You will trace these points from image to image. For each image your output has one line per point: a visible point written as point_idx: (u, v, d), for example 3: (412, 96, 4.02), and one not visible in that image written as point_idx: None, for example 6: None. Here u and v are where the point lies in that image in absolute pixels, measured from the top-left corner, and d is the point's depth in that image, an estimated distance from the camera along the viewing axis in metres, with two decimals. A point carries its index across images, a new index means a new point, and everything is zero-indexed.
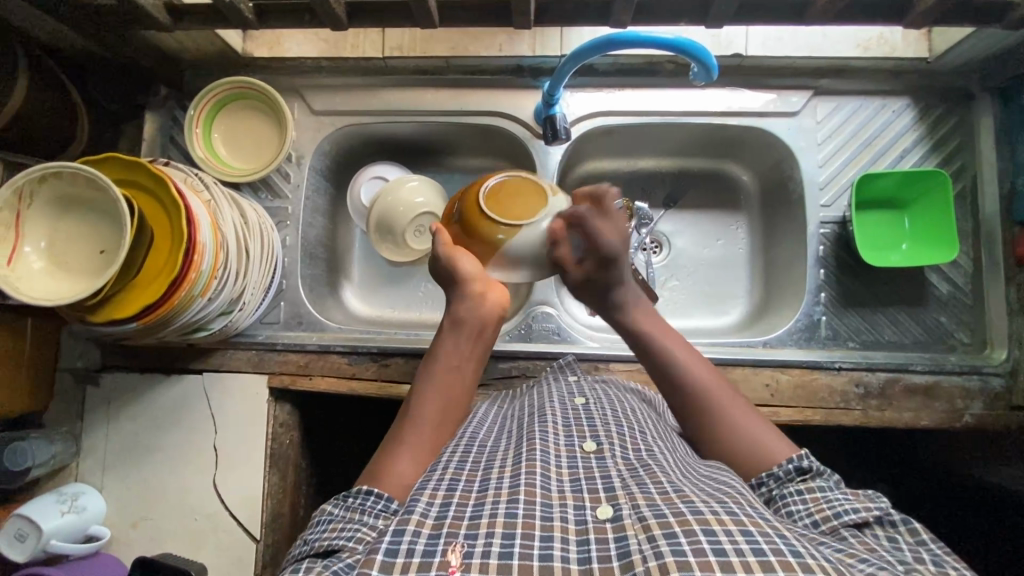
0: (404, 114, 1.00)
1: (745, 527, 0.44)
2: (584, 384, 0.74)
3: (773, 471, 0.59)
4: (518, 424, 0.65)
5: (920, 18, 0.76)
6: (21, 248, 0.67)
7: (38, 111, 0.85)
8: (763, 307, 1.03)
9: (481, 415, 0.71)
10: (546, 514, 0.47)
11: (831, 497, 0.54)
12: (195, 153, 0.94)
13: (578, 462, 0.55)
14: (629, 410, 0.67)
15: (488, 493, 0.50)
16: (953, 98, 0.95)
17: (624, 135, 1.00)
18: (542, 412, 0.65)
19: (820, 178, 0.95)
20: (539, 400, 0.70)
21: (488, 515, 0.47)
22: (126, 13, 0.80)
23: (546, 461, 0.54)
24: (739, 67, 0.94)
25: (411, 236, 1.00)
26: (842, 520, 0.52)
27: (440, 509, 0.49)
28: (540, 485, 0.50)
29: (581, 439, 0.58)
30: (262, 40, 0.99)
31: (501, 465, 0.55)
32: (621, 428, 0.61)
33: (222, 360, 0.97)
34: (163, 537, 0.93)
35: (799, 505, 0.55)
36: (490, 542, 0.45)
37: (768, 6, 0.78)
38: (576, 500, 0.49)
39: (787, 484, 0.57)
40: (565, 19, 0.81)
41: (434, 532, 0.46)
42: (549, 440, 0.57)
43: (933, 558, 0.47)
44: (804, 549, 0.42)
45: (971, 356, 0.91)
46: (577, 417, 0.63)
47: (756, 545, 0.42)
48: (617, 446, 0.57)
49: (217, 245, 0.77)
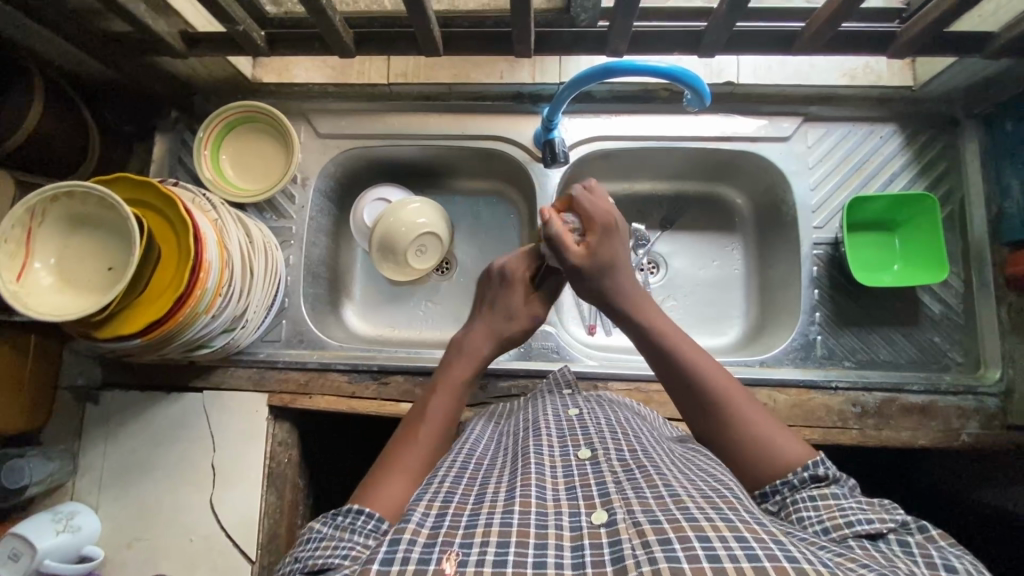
0: (407, 137, 1.03)
1: (740, 533, 0.44)
2: (579, 397, 0.75)
3: (787, 478, 0.58)
4: (513, 436, 0.66)
5: (903, 50, 0.80)
6: (31, 264, 0.69)
7: (51, 133, 0.88)
8: (760, 327, 1.04)
9: (478, 429, 0.72)
10: (541, 522, 0.48)
11: (845, 506, 0.53)
12: (203, 174, 0.97)
13: (573, 470, 0.56)
14: (622, 420, 0.68)
15: (483, 505, 0.51)
16: (939, 125, 0.98)
17: (621, 159, 1.04)
18: (536, 425, 0.66)
19: (813, 201, 0.97)
20: (534, 412, 0.71)
21: (483, 525, 0.47)
22: (142, 40, 0.83)
23: (542, 471, 0.55)
24: (731, 94, 0.98)
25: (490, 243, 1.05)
26: (854, 529, 0.51)
27: (435, 520, 0.50)
28: (536, 495, 0.51)
29: (575, 449, 0.59)
30: (272, 67, 1.02)
31: (497, 480, 0.56)
32: (616, 436, 0.62)
33: (223, 377, 0.97)
34: (157, 558, 0.91)
35: (810, 512, 0.54)
36: (485, 551, 0.45)
37: (757, 35, 0.80)
38: (571, 508, 0.50)
39: (799, 491, 0.57)
40: (563, 49, 0.85)
41: (429, 540, 0.47)
42: (544, 452, 0.58)
43: (945, 563, 0.46)
44: (800, 554, 0.43)
45: (965, 376, 0.92)
46: (571, 429, 0.64)
47: (750, 551, 0.42)
48: (611, 453, 0.58)
49: (223, 263, 0.79)
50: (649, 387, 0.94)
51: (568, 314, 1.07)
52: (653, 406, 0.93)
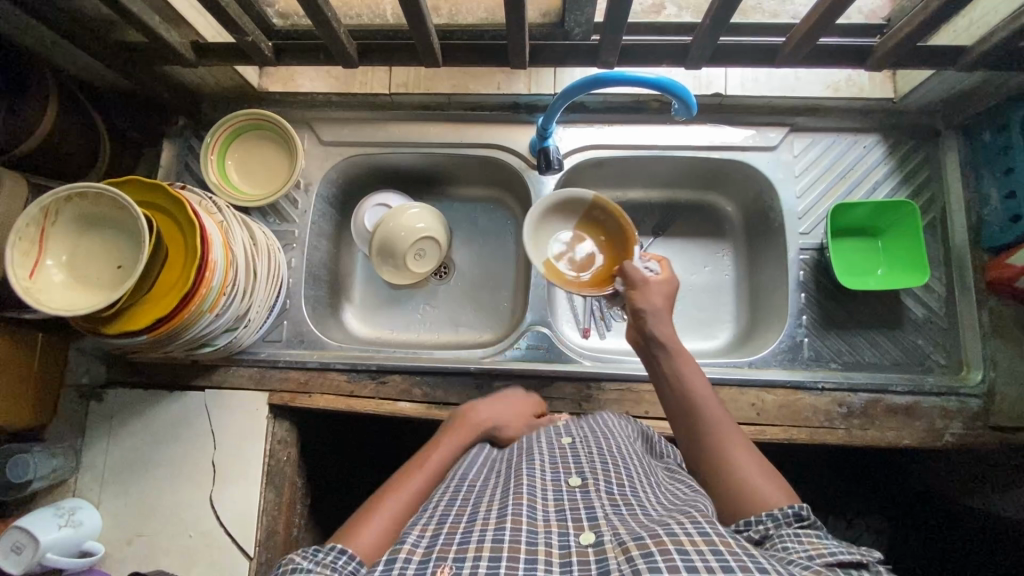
0: (407, 145, 1.07)
1: (716, 547, 0.47)
2: (571, 426, 0.77)
3: (771, 511, 0.59)
4: (506, 463, 0.69)
5: (880, 62, 0.84)
6: (43, 261, 0.72)
7: (64, 137, 0.91)
8: (750, 330, 1.07)
9: (472, 458, 0.74)
10: (531, 539, 0.50)
11: (827, 544, 0.54)
12: (209, 179, 1.00)
13: (563, 495, 0.58)
14: (613, 449, 0.70)
15: (476, 522, 0.53)
16: (921, 136, 1.01)
17: (614, 167, 1.07)
18: (529, 452, 0.68)
19: (799, 208, 1.01)
20: (527, 441, 0.73)
21: (475, 541, 0.50)
22: (154, 49, 0.87)
23: (533, 493, 0.57)
24: (719, 105, 1.02)
25: (563, 214, 0.98)
26: (836, 557, 0.51)
27: (429, 541, 0.53)
28: (527, 514, 0.53)
29: (567, 476, 0.62)
30: (277, 77, 1.06)
31: (490, 499, 0.58)
32: (606, 466, 0.64)
33: (224, 377, 1.00)
34: (156, 554, 0.93)
35: (795, 544, 0.54)
36: (478, 564, 0.47)
37: (741, 48, 0.84)
38: (560, 527, 0.52)
39: (783, 527, 0.57)
40: (556, 61, 0.88)
41: (423, 558, 0.50)
42: (535, 475, 0.61)
43: None
44: (771, 566, 0.45)
45: (949, 377, 0.94)
46: (563, 456, 0.66)
47: (725, 563, 0.45)
48: (601, 483, 0.60)
49: (227, 262, 0.82)
50: (640, 387, 0.97)
51: (562, 316, 1.10)
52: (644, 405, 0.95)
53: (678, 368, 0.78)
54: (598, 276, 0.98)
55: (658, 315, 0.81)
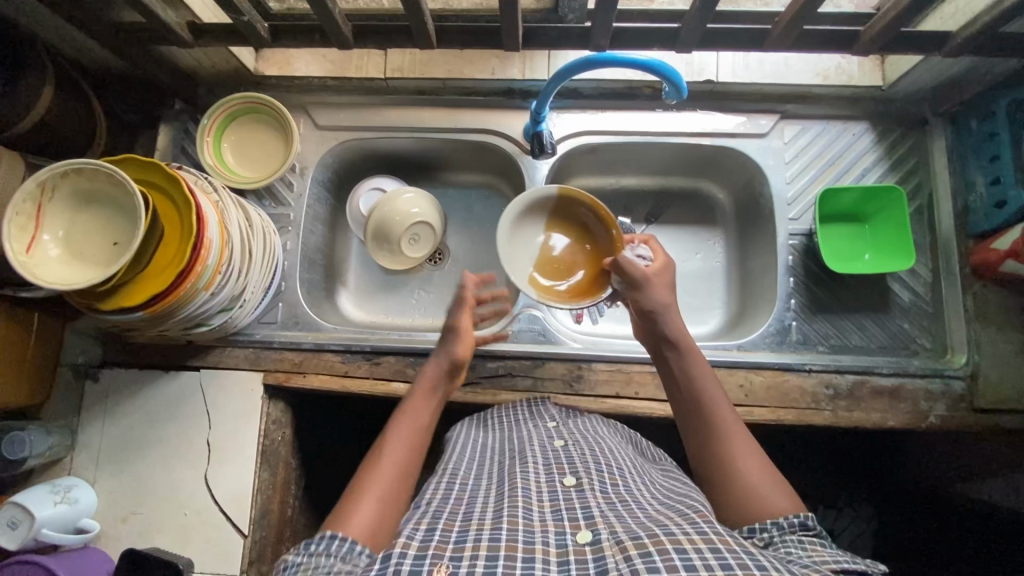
0: (402, 131, 1.07)
1: (713, 546, 0.48)
2: (564, 428, 0.78)
3: (777, 519, 0.59)
4: (499, 462, 0.70)
5: (867, 47, 0.85)
6: (41, 236, 0.73)
7: (60, 118, 0.92)
8: (740, 315, 1.08)
9: (463, 453, 0.75)
10: (529, 538, 0.51)
11: (831, 553, 0.55)
12: (205, 161, 1.00)
13: (558, 494, 0.59)
14: (606, 451, 0.70)
15: (471, 523, 0.55)
16: (909, 124, 1.03)
17: (607, 153, 1.08)
18: (522, 454, 0.69)
19: (788, 194, 1.02)
20: (521, 441, 0.74)
21: (472, 541, 0.51)
22: (152, 30, 0.88)
23: (528, 495, 0.58)
24: (709, 92, 1.03)
25: (540, 216, 0.95)
26: (840, 565, 0.52)
27: (424, 534, 0.53)
28: (523, 515, 0.54)
29: (561, 475, 0.62)
30: (273, 61, 1.07)
31: (485, 501, 0.60)
32: (600, 467, 0.65)
33: (219, 357, 1.01)
34: (152, 532, 0.94)
35: (800, 551, 0.55)
36: (475, 563, 0.48)
37: (731, 34, 0.86)
38: (557, 527, 0.53)
39: (788, 534, 0.58)
40: (549, 45, 0.89)
41: (419, 553, 0.50)
42: (530, 477, 0.62)
43: None
44: (768, 563, 0.46)
45: (934, 360, 0.96)
46: (556, 457, 0.67)
47: (724, 561, 0.46)
48: (595, 482, 0.61)
49: (223, 242, 0.82)
50: (631, 369, 0.98)
51: None
52: (635, 385, 0.97)
53: (688, 371, 0.77)
54: (577, 288, 0.94)
55: (669, 316, 0.80)
